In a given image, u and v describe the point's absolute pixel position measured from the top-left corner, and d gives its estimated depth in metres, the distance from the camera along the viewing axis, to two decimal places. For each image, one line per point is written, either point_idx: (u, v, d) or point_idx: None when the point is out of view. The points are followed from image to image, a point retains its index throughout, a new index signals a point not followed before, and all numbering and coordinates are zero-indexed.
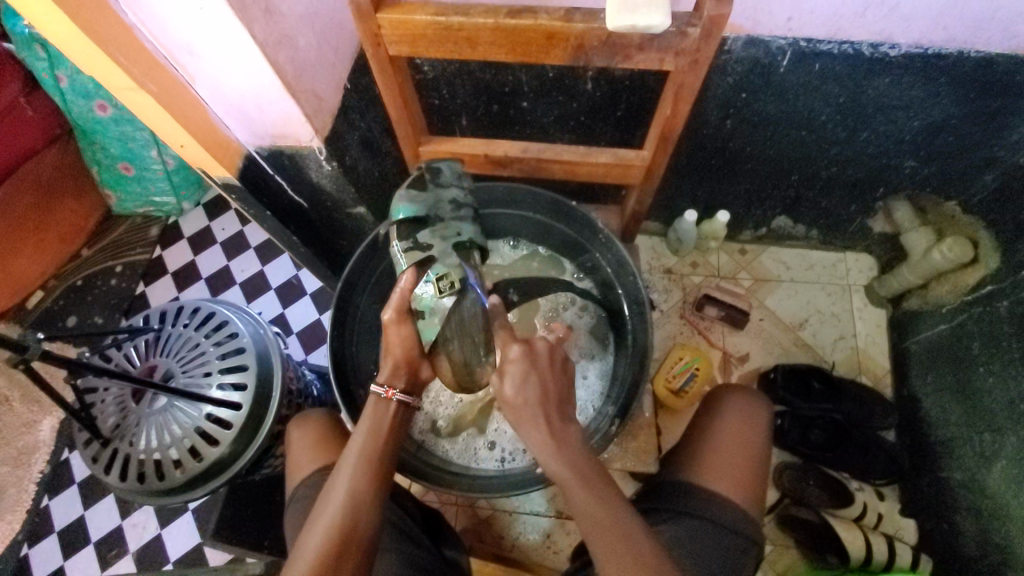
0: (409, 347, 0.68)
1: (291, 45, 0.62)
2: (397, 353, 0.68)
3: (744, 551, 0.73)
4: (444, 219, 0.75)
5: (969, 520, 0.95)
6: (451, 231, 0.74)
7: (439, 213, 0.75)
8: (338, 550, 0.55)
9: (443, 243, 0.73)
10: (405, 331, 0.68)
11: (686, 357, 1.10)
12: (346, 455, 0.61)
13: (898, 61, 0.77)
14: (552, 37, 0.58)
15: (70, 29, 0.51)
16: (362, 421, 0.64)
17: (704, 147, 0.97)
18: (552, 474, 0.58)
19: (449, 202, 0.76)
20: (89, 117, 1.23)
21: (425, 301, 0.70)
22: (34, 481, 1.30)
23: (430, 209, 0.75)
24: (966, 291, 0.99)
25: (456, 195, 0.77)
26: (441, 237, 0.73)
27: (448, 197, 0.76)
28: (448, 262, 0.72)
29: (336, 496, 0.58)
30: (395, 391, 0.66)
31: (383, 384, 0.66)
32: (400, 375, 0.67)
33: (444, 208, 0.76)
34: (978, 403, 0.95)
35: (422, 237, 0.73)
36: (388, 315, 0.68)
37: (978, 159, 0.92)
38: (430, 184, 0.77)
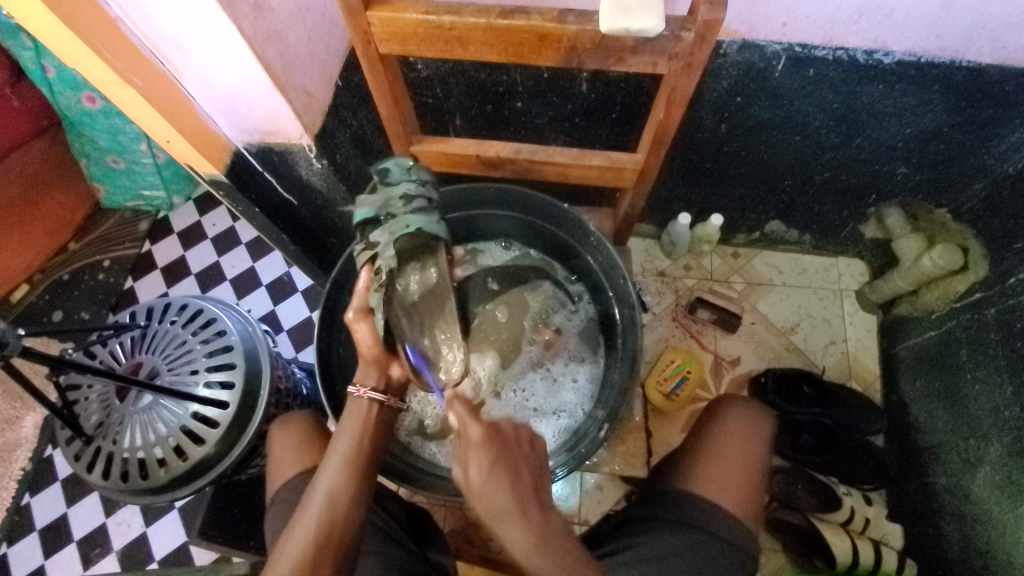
0: (370, 344, 0.69)
1: (280, 41, 0.61)
2: (364, 349, 0.69)
3: (742, 563, 0.72)
4: (396, 215, 0.71)
5: (953, 525, 0.95)
6: (402, 224, 0.69)
7: (390, 209, 0.72)
8: (315, 556, 0.54)
9: (390, 237, 0.69)
10: (365, 328, 0.69)
11: (678, 361, 1.10)
12: (327, 459, 0.61)
13: (891, 68, 0.76)
14: (544, 37, 0.57)
15: (52, 22, 0.50)
16: (344, 424, 0.64)
17: (698, 151, 0.97)
18: (513, 508, 0.51)
19: (401, 196, 0.72)
20: (77, 110, 1.21)
21: (373, 298, 0.68)
22: (15, 478, 1.28)
23: (383, 207, 0.72)
24: (954, 298, 1.00)
25: (408, 188, 0.73)
26: (389, 232, 0.69)
27: (399, 192, 0.72)
28: (387, 254, 0.68)
29: (316, 500, 0.57)
30: (367, 389, 0.66)
31: (357, 385, 0.67)
32: (371, 373, 0.69)
33: (396, 204, 0.72)
34: (965, 410, 0.95)
35: (375, 236, 0.70)
36: (350, 313, 0.70)
37: (967, 168, 0.93)
38: (382, 184, 0.75)
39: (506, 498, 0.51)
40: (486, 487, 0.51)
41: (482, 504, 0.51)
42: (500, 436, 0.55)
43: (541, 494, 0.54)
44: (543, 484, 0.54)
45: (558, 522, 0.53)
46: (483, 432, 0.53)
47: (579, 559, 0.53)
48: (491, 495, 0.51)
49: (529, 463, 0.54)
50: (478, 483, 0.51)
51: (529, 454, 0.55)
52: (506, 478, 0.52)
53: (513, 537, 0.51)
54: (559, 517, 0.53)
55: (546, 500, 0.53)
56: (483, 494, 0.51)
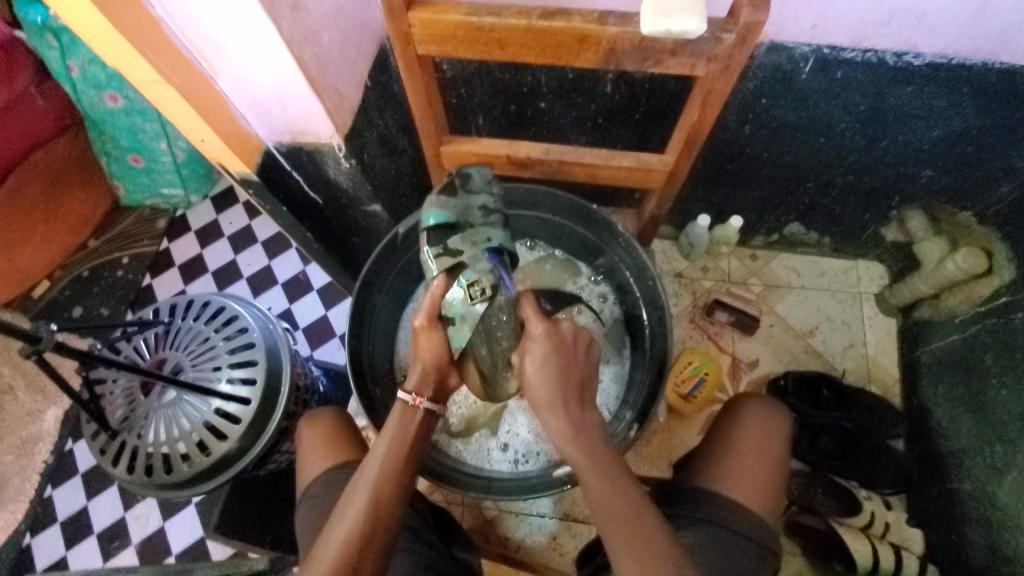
0: (437, 354, 0.66)
1: (316, 41, 0.62)
2: (427, 360, 0.66)
3: (760, 558, 0.72)
4: (476, 225, 0.70)
5: (977, 531, 0.95)
6: (481, 236, 0.69)
7: (469, 218, 0.71)
8: (356, 555, 0.54)
9: (474, 247, 0.68)
10: (436, 338, 0.66)
11: (695, 362, 1.10)
12: (368, 460, 0.61)
13: (922, 70, 0.76)
14: (584, 39, 0.58)
15: (99, 22, 0.51)
16: (388, 427, 0.63)
17: (722, 152, 0.97)
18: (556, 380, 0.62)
19: (479, 207, 0.72)
20: (99, 108, 1.23)
21: (454, 308, 0.66)
22: (37, 471, 1.30)
23: (461, 215, 0.71)
24: (979, 302, 0.99)
25: (487, 200, 0.73)
26: (472, 242, 0.68)
27: (478, 203, 0.72)
28: (478, 267, 0.67)
29: (355, 502, 0.57)
30: (423, 399, 0.65)
31: (411, 391, 0.65)
32: (428, 384, 0.66)
33: (474, 214, 0.72)
34: (989, 414, 0.95)
35: (453, 243, 0.69)
36: (418, 321, 0.66)
37: (994, 171, 0.92)
38: (461, 191, 0.73)
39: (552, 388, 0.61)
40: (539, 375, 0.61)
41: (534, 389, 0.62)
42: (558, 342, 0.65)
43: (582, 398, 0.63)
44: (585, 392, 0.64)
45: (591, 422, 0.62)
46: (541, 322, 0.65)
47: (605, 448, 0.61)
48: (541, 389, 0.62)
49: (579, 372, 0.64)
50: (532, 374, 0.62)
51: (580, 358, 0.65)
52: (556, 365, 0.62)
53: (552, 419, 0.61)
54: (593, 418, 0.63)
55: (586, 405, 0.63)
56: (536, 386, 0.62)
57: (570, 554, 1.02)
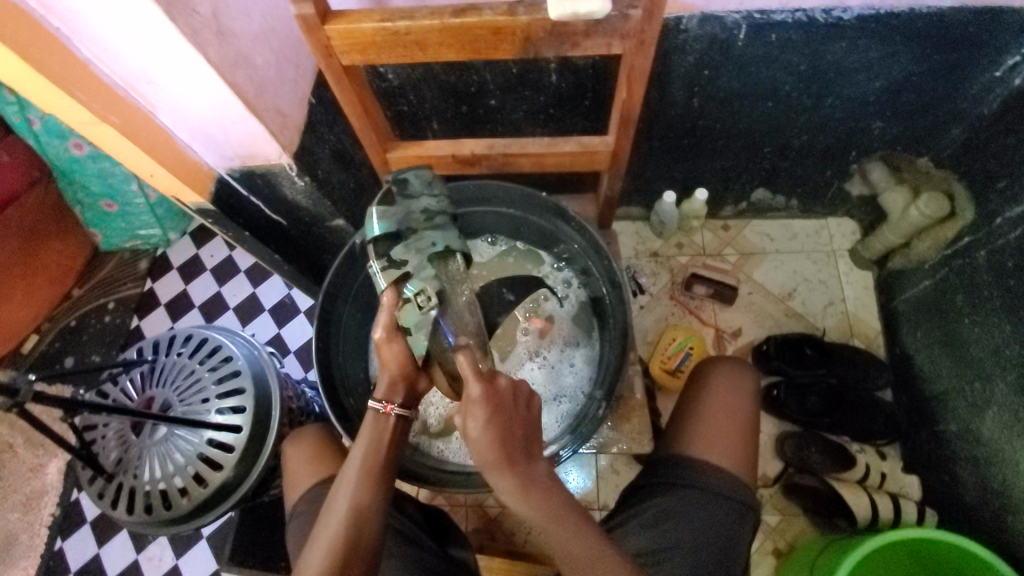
0: (402, 362, 0.66)
1: (248, 65, 0.62)
2: (393, 368, 0.65)
3: (741, 515, 0.73)
4: (418, 230, 0.73)
5: (968, 470, 0.96)
6: (426, 242, 0.72)
7: (411, 224, 0.73)
8: (341, 562, 0.55)
9: (419, 256, 0.71)
10: (398, 348, 0.65)
11: (679, 337, 1.11)
12: (346, 469, 0.62)
13: (852, 24, 0.77)
14: (498, 31, 0.59)
15: (23, 70, 0.52)
16: (363, 433, 0.64)
17: (675, 128, 0.98)
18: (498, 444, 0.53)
19: (421, 211, 0.74)
20: (65, 157, 1.23)
21: (409, 318, 0.67)
22: (45, 524, 1.31)
23: (403, 222, 0.73)
24: (945, 244, 1.01)
25: (428, 203, 0.75)
26: (417, 250, 0.71)
27: (419, 207, 0.74)
28: (424, 275, 0.69)
29: (336, 513, 0.58)
30: (394, 407, 0.65)
31: (381, 400, 0.65)
32: (398, 390, 0.66)
33: (416, 218, 0.74)
34: (967, 354, 0.96)
35: (397, 253, 0.71)
36: (378, 333, 0.66)
37: (944, 114, 0.93)
38: (400, 196, 0.75)
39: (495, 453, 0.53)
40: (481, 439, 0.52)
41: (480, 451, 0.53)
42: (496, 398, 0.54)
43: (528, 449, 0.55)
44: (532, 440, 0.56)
45: (545, 474, 0.55)
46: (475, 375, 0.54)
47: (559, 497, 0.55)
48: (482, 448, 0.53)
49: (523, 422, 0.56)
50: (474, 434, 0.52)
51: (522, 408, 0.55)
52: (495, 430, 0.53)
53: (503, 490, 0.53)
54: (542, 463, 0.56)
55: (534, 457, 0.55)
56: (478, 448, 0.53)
57: None
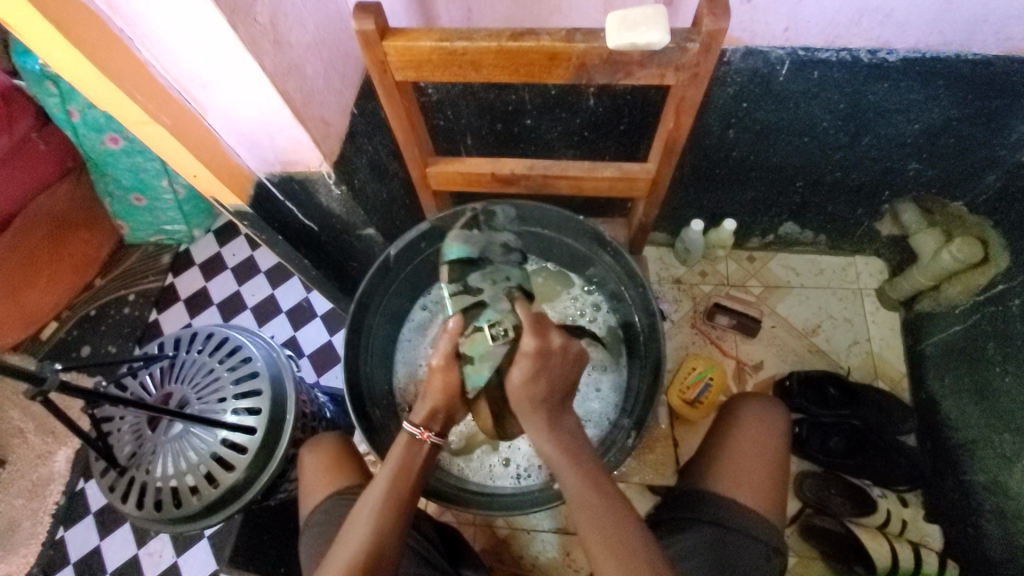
0: (449, 393, 0.66)
1: (299, 74, 0.63)
2: (438, 398, 0.66)
3: (766, 557, 0.71)
4: (495, 262, 0.73)
5: (994, 523, 0.93)
6: (502, 274, 0.71)
7: (490, 255, 0.73)
8: None
9: (494, 286, 0.70)
10: (453, 379, 0.66)
11: (699, 367, 1.09)
12: (370, 491, 0.62)
13: (896, 66, 0.77)
14: (554, 57, 0.60)
15: (87, 68, 0.53)
16: (393, 457, 0.65)
17: (707, 157, 0.98)
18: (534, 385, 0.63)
19: (501, 245, 0.74)
20: (101, 150, 1.26)
21: (474, 348, 0.66)
22: (49, 513, 1.31)
23: (483, 251, 0.72)
24: (978, 290, 0.99)
25: (508, 239, 0.75)
26: (492, 281, 0.70)
27: (500, 239, 0.74)
28: (499, 306, 0.67)
29: (356, 536, 0.59)
30: (430, 434, 0.66)
31: (418, 425, 0.66)
32: (437, 419, 0.67)
33: (495, 250, 0.74)
34: (998, 403, 0.94)
35: (473, 280, 0.70)
36: (436, 361, 0.66)
37: (981, 160, 0.92)
38: (484, 225, 0.77)
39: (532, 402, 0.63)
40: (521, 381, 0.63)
41: (517, 400, 0.64)
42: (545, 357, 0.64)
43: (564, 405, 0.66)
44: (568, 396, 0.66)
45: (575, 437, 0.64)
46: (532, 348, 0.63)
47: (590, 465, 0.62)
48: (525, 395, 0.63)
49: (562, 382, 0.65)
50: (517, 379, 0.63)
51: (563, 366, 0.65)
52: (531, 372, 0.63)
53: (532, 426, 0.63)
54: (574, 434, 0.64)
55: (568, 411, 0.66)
56: (520, 397, 0.64)
57: (584, 569, 1.01)
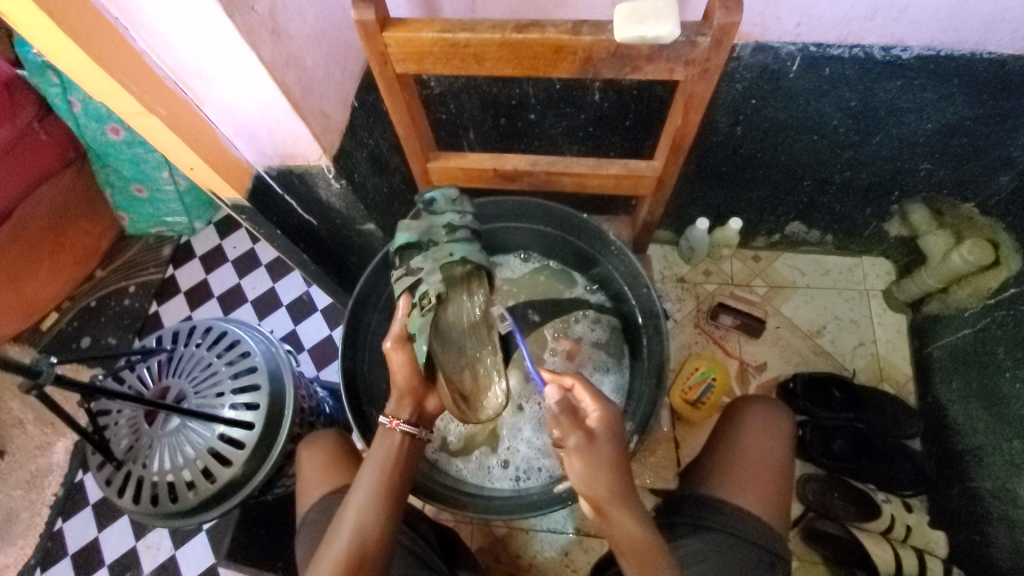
0: (405, 373, 0.67)
1: (298, 65, 0.62)
2: (398, 382, 0.68)
3: (770, 565, 0.70)
4: (438, 242, 0.70)
5: (1001, 531, 0.92)
6: (445, 252, 0.69)
7: (432, 236, 0.71)
8: None
9: (433, 264, 0.69)
10: (403, 357, 0.67)
11: (702, 367, 1.08)
12: (354, 486, 0.62)
13: (910, 63, 0.75)
14: (560, 50, 0.58)
15: (79, 57, 0.52)
16: (374, 450, 0.65)
17: (714, 155, 0.96)
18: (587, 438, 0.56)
19: (444, 225, 0.71)
20: (102, 141, 1.24)
21: (413, 324, 0.66)
22: (47, 504, 1.30)
23: (424, 233, 0.71)
24: (988, 294, 0.98)
25: (451, 218, 0.72)
26: (431, 259, 0.69)
27: (442, 221, 0.71)
28: (431, 280, 0.67)
29: (343, 530, 0.58)
30: (400, 420, 0.66)
31: (388, 415, 0.67)
32: (404, 406, 0.68)
33: (438, 232, 0.71)
34: (1006, 409, 0.92)
35: (415, 262, 0.69)
36: (386, 344, 0.67)
37: (994, 162, 0.90)
38: (424, 213, 0.73)
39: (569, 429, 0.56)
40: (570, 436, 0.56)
41: (577, 451, 0.56)
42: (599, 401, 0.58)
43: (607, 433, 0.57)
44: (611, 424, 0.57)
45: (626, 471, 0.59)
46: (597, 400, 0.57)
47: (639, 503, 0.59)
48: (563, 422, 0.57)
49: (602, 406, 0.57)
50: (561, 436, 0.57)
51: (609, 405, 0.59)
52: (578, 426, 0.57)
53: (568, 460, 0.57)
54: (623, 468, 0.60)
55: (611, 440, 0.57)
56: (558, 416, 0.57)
57: (582, 569, 1.00)
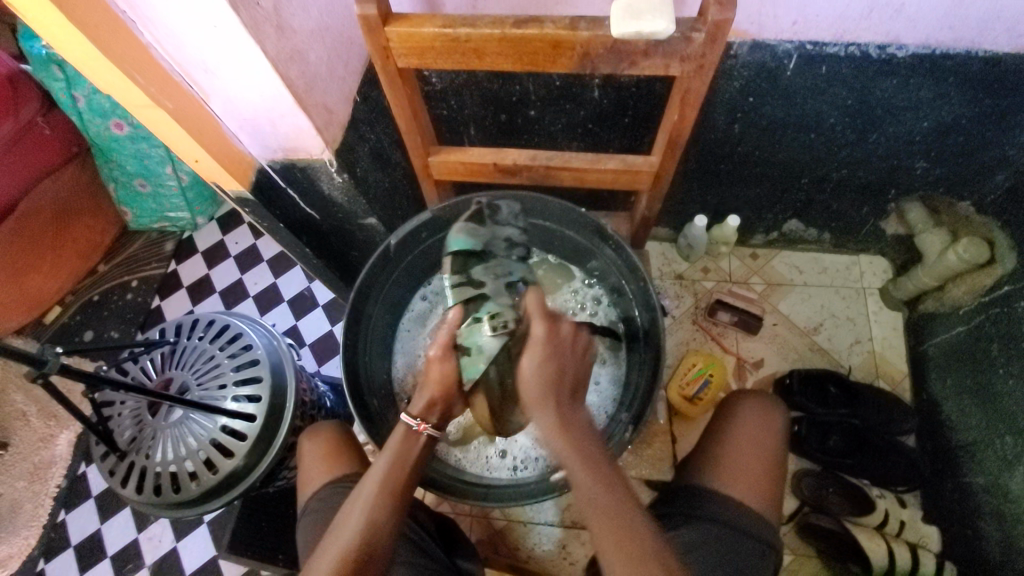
0: (446, 381, 0.67)
1: (302, 60, 0.63)
2: (435, 388, 0.67)
3: (761, 555, 0.71)
4: (497, 256, 0.78)
5: (994, 526, 0.93)
6: (504, 270, 0.77)
7: (494, 249, 0.78)
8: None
9: (496, 280, 0.75)
10: (447, 369, 0.67)
11: (699, 363, 1.09)
12: (364, 481, 0.62)
13: (905, 62, 0.76)
14: (558, 45, 0.59)
15: (87, 49, 0.53)
16: (388, 448, 0.64)
17: (712, 152, 0.97)
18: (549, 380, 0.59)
19: (504, 240, 0.80)
20: (106, 136, 1.25)
21: (471, 339, 0.68)
22: (50, 495, 1.31)
23: (487, 244, 0.78)
24: (983, 291, 0.99)
25: (512, 233, 0.81)
26: (494, 276, 0.76)
27: (503, 235, 0.80)
28: (499, 299, 0.73)
29: (351, 524, 0.58)
30: (428, 425, 0.66)
31: (416, 416, 0.66)
32: (434, 410, 0.67)
33: (499, 245, 0.79)
34: (1000, 405, 0.93)
35: (476, 274, 0.76)
36: (433, 351, 0.67)
37: (989, 159, 0.91)
38: (488, 220, 0.79)
39: (547, 386, 0.58)
40: (532, 371, 0.59)
41: (528, 387, 0.59)
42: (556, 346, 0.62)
43: (575, 397, 0.61)
44: (579, 389, 0.61)
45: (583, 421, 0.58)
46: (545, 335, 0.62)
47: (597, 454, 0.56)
48: (536, 382, 0.59)
49: (573, 372, 0.62)
50: (528, 368, 0.60)
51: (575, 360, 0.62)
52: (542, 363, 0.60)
53: (542, 418, 0.57)
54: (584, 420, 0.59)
55: (578, 403, 0.60)
56: (530, 382, 0.59)
57: (580, 562, 1.01)
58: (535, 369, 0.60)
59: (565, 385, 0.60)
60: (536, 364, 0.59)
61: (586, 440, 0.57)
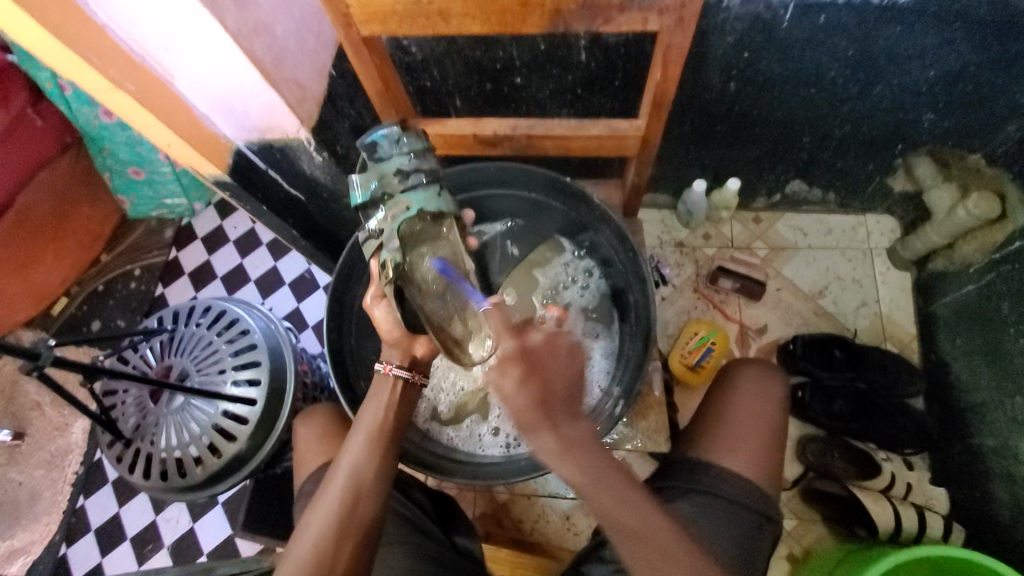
0: (390, 328, 0.67)
1: (268, 34, 0.61)
2: (386, 334, 0.68)
3: (759, 527, 0.71)
4: (393, 194, 0.69)
5: (1001, 486, 0.92)
6: (401, 207, 0.68)
7: (387, 188, 0.69)
8: (342, 524, 0.56)
9: (392, 224, 0.68)
10: (382, 315, 0.67)
11: (702, 332, 1.07)
12: (352, 435, 0.63)
13: (910, 8, 0.71)
14: (528, 4, 0.56)
15: (37, 31, 0.50)
16: (371, 404, 0.66)
17: (709, 113, 0.94)
18: (537, 407, 0.51)
19: (395, 172, 0.70)
20: (95, 124, 1.23)
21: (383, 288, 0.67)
22: (68, 482, 1.34)
23: (380, 186, 0.69)
24: (994, 248, 0.96)
25: (401, 163, 0.69)
26: (391, 219, 0.68)
27: (393, 170, 0.69)
28: (391, 245, 0.67)
29: (340, 475, 0.60)
30: (393, 366, 0.67)
31: (382, 361, 0.67)
32: (396, 352, 0.68)
33: (391, 180, 0.70)
34: (1009, 364, 0.91)
35: (378, 223, 0.69)
36: (367, 301, 0.68)
37: (1000, 109, 0.87)
38: (371, 160, 0.71)
39: (535, 413, 0.50)
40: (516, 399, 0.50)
41: (515, 413, 0.51)
42: (531, 354, 0.53)
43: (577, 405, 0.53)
44: (576, 398, 0.53)
45: (587, 433, 0.52)
46: (517, 345, 0.52)
47: (613, 477, 0.52)
48: (522, 405, 0.51)
49: (565, 379, 0.53)
50: (510, 394, 0.51)
51: (560, 364, 0.53)
52: (528, 391, 0.51)
53: (542, 444, 0.51)
54: (589, 429, 0.52)
55: (577, 412, 0.53)
56: (517, 406, 0.51)
57: (584, 532, 1.02)
58: (516, 396, 0.51)
59: (558, 401, 0.51)
60: (516, 392, 0.50)
61: (603, 466, 0.52)
